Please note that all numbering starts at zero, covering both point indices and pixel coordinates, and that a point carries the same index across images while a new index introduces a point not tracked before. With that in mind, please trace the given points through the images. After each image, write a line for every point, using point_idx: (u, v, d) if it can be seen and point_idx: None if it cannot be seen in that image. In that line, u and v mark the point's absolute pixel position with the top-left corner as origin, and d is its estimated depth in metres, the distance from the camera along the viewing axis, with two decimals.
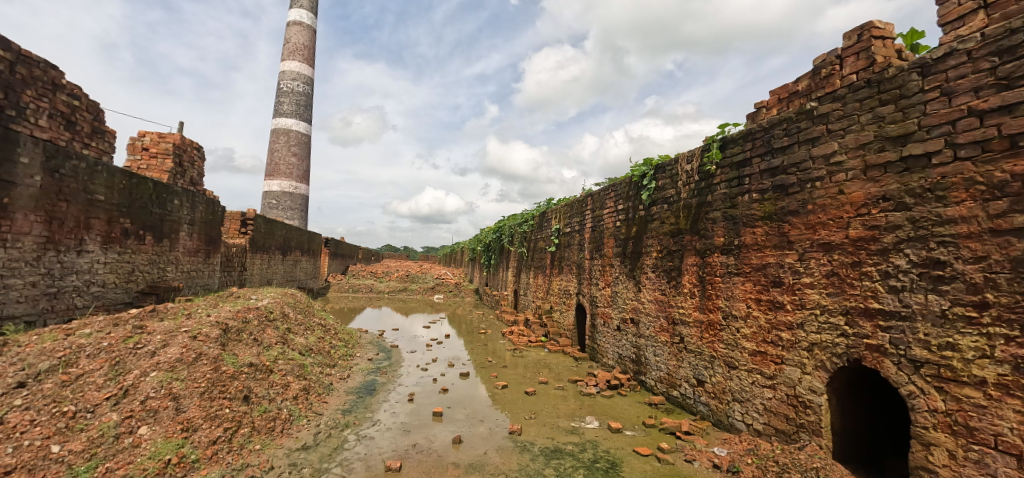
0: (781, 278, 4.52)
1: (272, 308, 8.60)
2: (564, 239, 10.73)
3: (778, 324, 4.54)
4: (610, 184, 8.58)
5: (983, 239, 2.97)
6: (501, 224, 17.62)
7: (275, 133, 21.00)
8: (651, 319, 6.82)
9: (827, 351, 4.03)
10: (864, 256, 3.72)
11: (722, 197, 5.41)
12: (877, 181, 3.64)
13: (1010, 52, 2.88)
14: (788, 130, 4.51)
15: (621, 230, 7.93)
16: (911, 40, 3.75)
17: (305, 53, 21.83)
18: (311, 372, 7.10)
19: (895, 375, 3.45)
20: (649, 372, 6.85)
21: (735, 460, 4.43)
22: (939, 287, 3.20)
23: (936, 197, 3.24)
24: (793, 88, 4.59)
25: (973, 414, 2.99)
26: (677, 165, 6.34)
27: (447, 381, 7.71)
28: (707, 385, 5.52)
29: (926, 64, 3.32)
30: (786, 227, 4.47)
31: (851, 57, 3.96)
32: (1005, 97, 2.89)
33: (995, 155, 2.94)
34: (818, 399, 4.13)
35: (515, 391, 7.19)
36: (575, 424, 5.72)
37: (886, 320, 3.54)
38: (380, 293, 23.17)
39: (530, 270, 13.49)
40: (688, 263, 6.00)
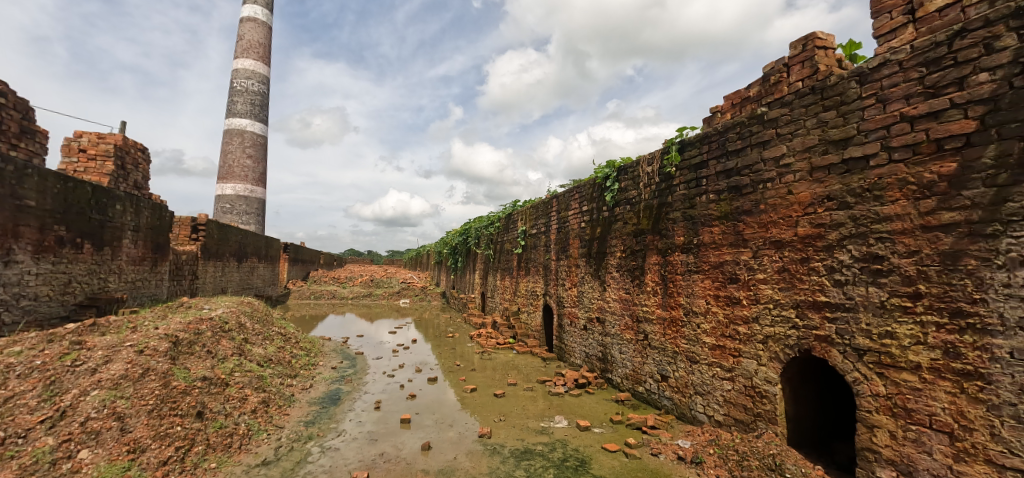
0: (737, 275, 4.71)
1: (227, 318, 8.17)
2: (530, 241, 10.80)
3: (735, 318, 4.74)
4: (574, 186, 8.70)
5: (915, 234, 3.21)
6: (467, 226, 17.52)
7: (229, 133, 20.00)
8: (617, 318, 6.96)
9: (780, 343, 4.24)
10: (812, 252, 3.94)
11: (681, 197, 5.60)
12: (822, 181, 3.86)
13: (935, 63, 3.13)
14: (741, 133, 4.72)
15: (586, 231, 8.06)
16: (850, 50, 4.01)
17: (260, 50, 20.95)
18: (271, 384, 6.79)
19: (841, 363, 3.67)
20: (615, 369, 6.99)
21: (698, 451, 4.58)
22: (878, 280, 3.43)
23: (874, 196, 3.47)
24: (745, 93, 4.81)
25: (910, 397, 3.22)
26: (639, 167, 6.51)
27: (414, 387, 7.57)
28: (671, 379, 5.68)
29: (864, 73, 3.55)
30: (740, 226, 4.67)
31: (797, 66, 4.19)
32: (931, 105, 3.14)
33: (924, 158, 3.17)
34: (773, 389, 4.32)
35: (484, 394, 7.15)
36: (544, 424, 5.74)
37: (832, 312, 3.75)
38: (344, 299, 22.49)
39: (497, 273, 13.47)
40: (651, 262, 6.16)
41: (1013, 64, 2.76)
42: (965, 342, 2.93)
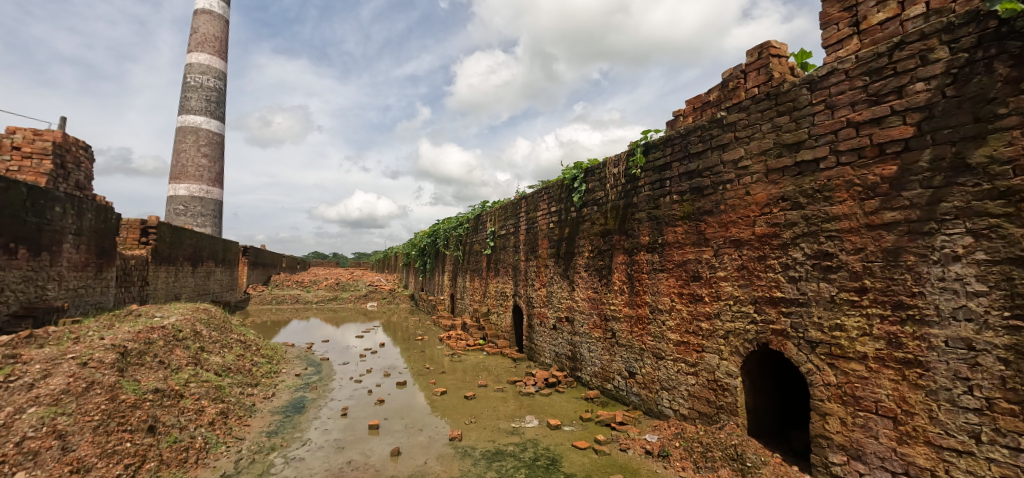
0: (699, 273, 4.87)
1: (181, 326, 7.74)
2: (499, 241, 10.80)
3: (697, 315, 4.90)
4: (543, 187, 8.76)
5: (861, 233, 3.41)
6: (435, 227, 17.33)
7: (182, 131, 18.98)
8: (585, 317, 7.05)
9: (740, 338, 4.41)
10: (768, 250, 4.12)
11: (646, 198, 5.74)
12: (777, 183, 4.04)
13: (877, 72, 3.33)
14: (702, 137, 4.88)
15: (554, 231, 8.13)
16: (801, 59, 4.22)
17: (216, 44, 19.99)
18: (230, 394, 6.48)
19: (796, 355, 3.86)
20: (584, 367, 7.08)
21: (665, 445, 4.70)
22: (828, 276, 3.62)
23: (824, 197, 3.66)
24: (705, 98, 4.98)
25: (858, 385, 3.41)
26: (605, 169, 6.63)
27: (383, 392, 7.41)
28: (638, 376, 5.81)
29: (814, 81, 3.75)
30: (702, 225, 4.84)
31: (753, 73, 4.38)
32: (874, 112, 3.34)
33: (868, 161, 3.37)
34: (734, 382, 4.49)
35: (455, 396, 7.09)
36: (516, 425, 5.75)
37: (787, 306, 3.94)
38: (308, 303, 21.78)
39: (466, 274, 13.39)
40: (617, 261, 6.28)
41: (945, 75, 2.98)
42: (906, 332, 3.13)
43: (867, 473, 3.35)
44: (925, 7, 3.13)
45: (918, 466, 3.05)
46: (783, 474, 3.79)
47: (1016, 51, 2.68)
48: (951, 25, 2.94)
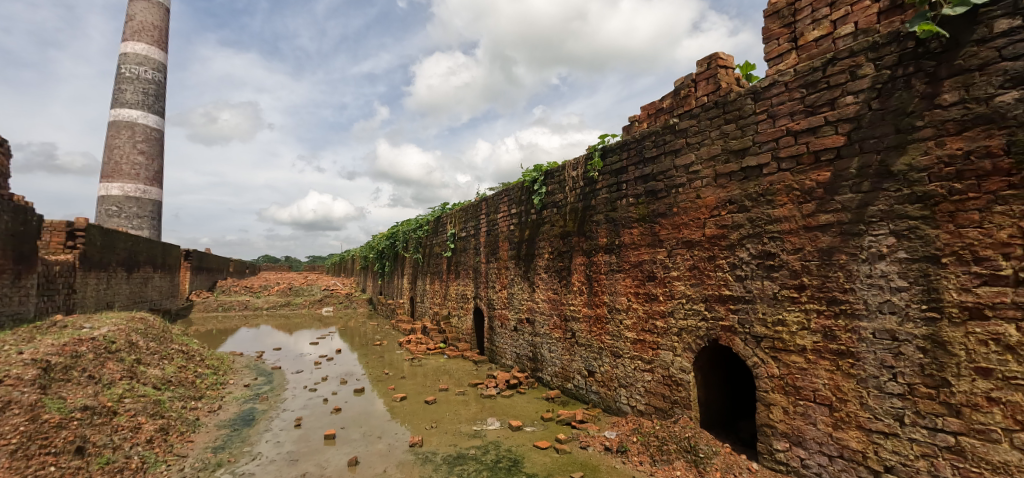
0: (654, 273, 5.04)
1: (114, 337, 7.14)
2: (459, 243, 10.73)
3: (653, 313, 5.06)
4: (504, 189, 8.79)
5: (799, 234, 3.65)
6: (395, 229, 16.97)
7: (115, 126, 17.55)
8: (546, 318, 7.13)
9: (692, 335, 4.60)
10: (717, 250, 4.33)
11: (603, 201, 5.88)
12: (724, 187, 4.26)
13: (813, 85, 3.58)
14: (656, 142, 5.06)
15: (515, 233, 8.17)
16: (746, 71, 4.47)
17: (155, 34, 18.65)
18: (171, 409, 6.04)
19: (743, 350, 4.08)
20: (545, 367, 7.15)
21: (623, 441, 4.82)
22: (771, 274, 3.85)
23: (767, 201, 3.90)
24: (659, 105, 5.18)
25: (799, 376, 3.64)
26: (565, 172, 6.74)
27: (339, 400, 7.15)
28: (597, 374, 5.93)
29: (757, 91, 3.99)
30: (657, 227, 5.01)
31: (703, 82, 4.60)
32: (810, 121, 3.59)
33: (805, 167, 3.62)
34: (687, 377, 4.68)
35: (415, 401, 6.96)
36: (477, 428, 5.72)
37: (735, 304, 4.15)
38: (258, 310, 20.71)
39: (426, 277, 13.20)
40: (577, 263, 6.39)
41: (870, 89, 3.24)
42: (839, 325, 3.38)
43: (807, 458, 3.57)
44: (854, 27, 3.41)
45: (851, 449, 3.30)
46: (732, 462, 3.99)
47: (929, 69, 2.95)
48: (875, 44, 3.21)
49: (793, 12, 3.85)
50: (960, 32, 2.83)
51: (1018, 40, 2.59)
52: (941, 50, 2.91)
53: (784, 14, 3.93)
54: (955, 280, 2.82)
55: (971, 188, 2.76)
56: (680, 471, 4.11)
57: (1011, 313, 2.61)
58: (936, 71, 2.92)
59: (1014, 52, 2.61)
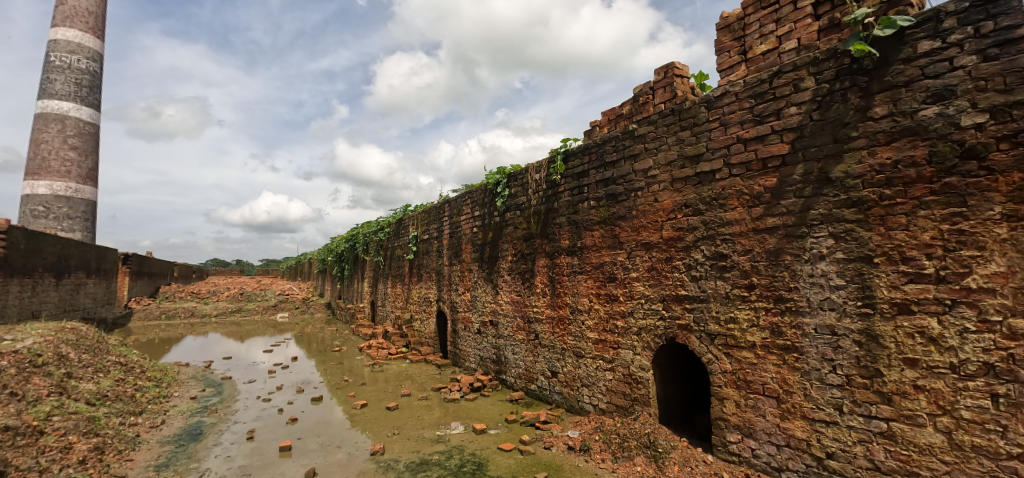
0: (615, 274, 5.16)
1: (40, 349, 6.53)
2: (422, 246, 10.58)
3: (613, 313, 5.18)
4: (467, 191, 8.75)
5: (749, 236, 3.84)
6: (354, 232, 16.50)
7: (41, 119, 16.09)
8: (509, 320, 7.14)
9: (651, 334, 4.74)
10: (674, 252, 4.49)
11: (565, 204, 5.97)
12: (680, 191, 4.42)
13: (761, 96, 3.79)
14: (616, 147, 5.19)
15: (478, 236, 8.14)
16: (700, 80, 4.67)
17: (90, 20, 17.27)
18: (107, 426, 5.58)
19: (698, 347, 4.25)
20: (509, 369, 7.16)
21: (586, 439, 4.90)
22: (723, 275, 4.04)
23: (719, 205, 4.08)
24: (619, 111, 5.32)
25: (749, 371, 3.84)
26: (528, 174, 6.79)
27: (296, 409, 6.86)
28: (560, 375, 6.01)
29: (710, 100, 4.17)
30: (617, 230, 5.14)
31: (660, 90, 4.76)
32: (758, 130, 3.80)
33: (755, 173, 3.82)
34: (646, 374, 4.81)
35: (377, 408, 6.78)
36: (441, 433, 5.64)
37: (690, 303, 4.32)
38: (206, 317, 19.56)
39: (387, 280, 12.92)
40: (539, 265, 6.45)
41: (812, 101, 3.46)
42: (785, 322, 3.59)
43: (758, 448, 3.76)
44: (797, 43, 3.63)
45: (797, 438, 3.50)
46: (689, 456, 4.14)
47: (863, 84, 3.18)
48: (816, 59, 3.43)
49: (743, 26, 4.06)
50: (889, 51, 3.07)
51: (939, 60, 2.84)
52: (873, 67, 3.14)
53: (735, 28, 4.14)
54: (886, 278, 3.05)
55: (899, 194, 3.00)
56: (640, 466, 4.22)
57: (933, 308, 2.86)
58: (868, 86, 3.15)
59: (934, 71, 2.86)
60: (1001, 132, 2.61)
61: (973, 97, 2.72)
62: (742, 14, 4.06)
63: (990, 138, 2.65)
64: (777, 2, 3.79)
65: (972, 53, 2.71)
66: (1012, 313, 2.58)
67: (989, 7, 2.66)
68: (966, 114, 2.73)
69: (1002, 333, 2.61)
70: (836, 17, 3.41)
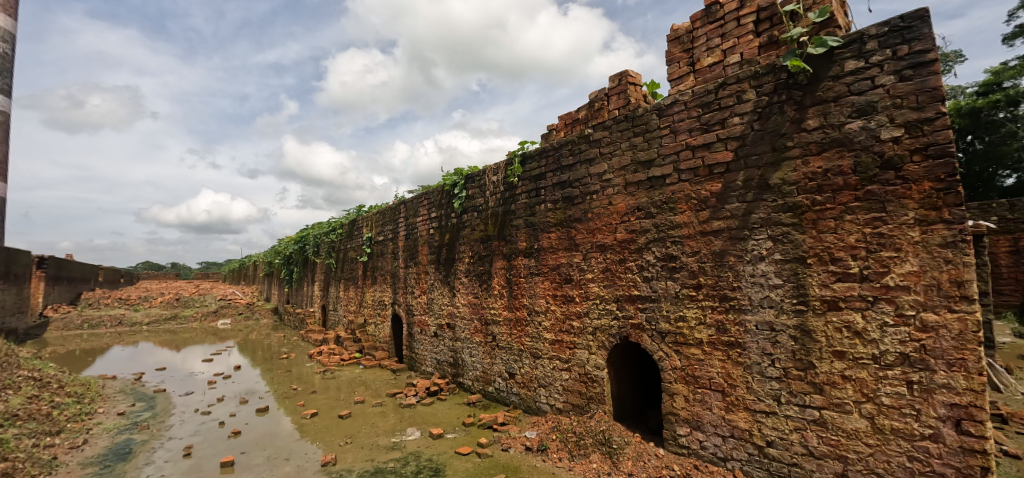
0: (571, 275, 5.25)
1: None
2: (376, 248, 10.31)
3: (570, 314, 5.26)
4: (423, 192, 8.62)
5: (697, 238, 4.02)
6: (304, 233, 15.80)
7: None
8: (466, 322, 7.09)
9: (606, 334, 4.85)
10: (627, 253, 4.62)
11: (523, 206, 6.01)
12: (633, 195, 4.57)
13: (707, 106, 3.98)
14: (572, 150, 5.29)
15: (435, 237, 8.03)
16: (651, 89, 4.85)
17: None
18: (17, 449, 4.99)
19: (650, 345, 4.39)
20: (466, 372, 7.11)
21: (543, 439, 4.94)
22: (673, 275, 4.20)
23: (669, 208, 4.25)
24: (575, 115, 5.43)
25: (697, 366, 4.01)
26: (485, 176, 6.79)
27: (239, 422, 6.45)
28: (517, 376, 6.03)
29: (661, 108, 4.34)
30: (573, 232, 5.23)
31: (614, 96, 4.90)
32: (705, 138, 3.99)
33: (702, 179, 4.01)
34: (601, 373, 4.92)
35: (328, 417, 6.51)
36: (396, 440, 5.50)
37: (643, 302, 4.47)
38: (137, 325, 18.02)
39: (339, 283, 12.46)
40: (497, 266, 6.45)
41: (753, 112, 3.67)
42: (729, 319, 3.78)
43: (705, 440, 3.94)
44: (740, 57, 3.85)
45: (740, 428, 3.70)
46: (642, 450, 4.28)
47: (798, 98, 3.42)
48: (757, 73, 3.65)
49: (691, 39, 4.25)
50: (820, 68, 3.31)
51: (862, 79, 3.10)
52: (806, 83, 3.38)
53: (684, 40, 4.33)
54: (818, 278, 3.29)
55: (829, 200, 3.24)
56: (595, 463, 4.30)
57: (857, 304, 3.11)
58: (802, 100, 3.39)
59: (859, 88, 3.11)
60: (914, 145, 2.88)
61: (891, 113, 2.98)
62: (690, 27, 4.25)
63: (905, 151, 2.91)
64: (722, 18, 4.00)
65: (890, 73, 2.98)
66: (923, 308, 2.85)
67: (904, 33, 2.92)
68: (886, 128, 3.00)
69: (915, 326, 2.88)
70: (775, 35, 3.65)
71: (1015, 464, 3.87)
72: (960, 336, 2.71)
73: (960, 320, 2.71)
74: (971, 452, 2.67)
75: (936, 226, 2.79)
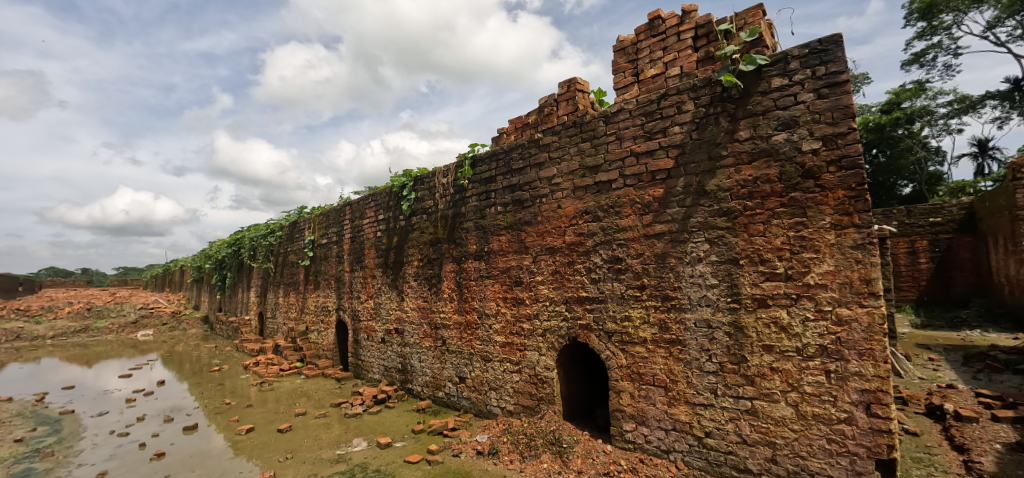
0: (521, 278, 5.30)
1: None
2: (319, 251, 9.86)
3: (520, 316, 5.30)
4: (370, 194, 8.37)
5: (641, 240, 4.20)
6: (239, 235, 14.80)
7: None
8: (415, 327, 6.94)
9: (555, 335, 4.93)
10: (575, 256, 4.73)
11: (473, 209, 5.99)
12: (581, 199, 4.69)
13: (650, 115, 4.17)
14: (522, 154, 5.35)
15: (382, 241, 7.80)
16: (598, 97, 5.01)
17: None
18: None
19: (597, 345, 4.52)
20: (415, 378, 6.95)
21: (494, 443, 4.92)
22: (619, 276, 4.36)
23: (615, 212, 4.41)
24: (525, 120, 5.51)
25: (641, 364, 4.18)
26: (435, 178, 6.71)
27: (162, 442, 5.89)
28: (468, 380, 5.99)
29: (607, 116, 4.51)
30: (523, 235, 5.28)
31: (563, 102, 5.02)
32: (648, 145, 4.18)
33: (645, 184, 4.19)
34: (551, 374, 4.99)
35: (266, 432, 6.12)
36: (341, 452, 5.27)
37: (591, 304, 4.59)
38: (38, 340, 16.02)
39: (278, 289, 11.78)
40: (447, 270, 6.37)
41: (692, 122, 3.89)
42: (670, 317, 3.98)
43: (649, 434, 4.11)
44: (680, 70, 4.08)
45: (681, 421, 3.89)
46: (591, 448, 4.38)
47: (731, 111, 3.66)
48: (695, 86, 3.87)
49: (636, 50, 4.45)
50: (750, 84, 3.57)
51: (786, 95, 3.37)
52: (738, 97, 3.63)
53: (629, 51, 4.51)
54: (749, 277, 3.55)
55: (758, 205, 3.50)
56: (546, 463, 4.34)
57: (783, 302, 3.38)
58: (735, 112, 3.64)
59: (784, 103, 3.39)
60: (830, 157, 3.17)
61: (811, 128, 3.27)
62: (635, 39, 4.45)
63: (822, 162, 3.20)
64: (663, 32, 4.21)
65: (810, 91, 3.26)
66: (838, 303, 3.15)
67: (822, 55, 3.22)
68: (806, 141, 3.28)
69: (832, 320, 3.17)
70: (711, 51, 3.90)
71: (913, 440, 4.36)
72: (869, 328, 3.02)
73: (868, 313, 3.02)
74: (879, 432, 2.98)
75: (848, 230, 3.10)
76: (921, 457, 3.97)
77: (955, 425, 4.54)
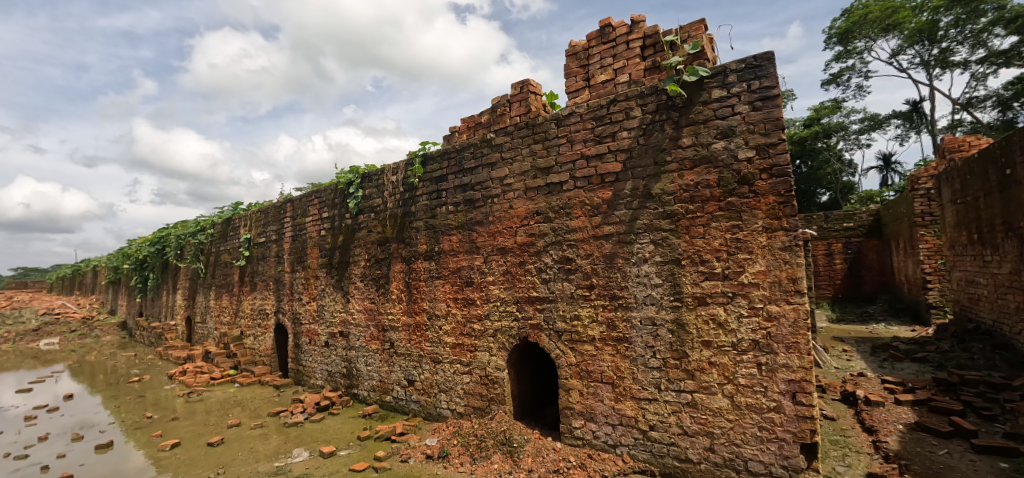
0: (472, 278, 5.25)
1: None
2: (256, 251, 9.26)
3: (471, 317, 5.25)
4: (314, 190, 7.98)
5: (590, 241, 4.29)
6: (164, 232, 13.60)
7: None
8: (361, 330, 6.69)
9: (506, 335, 4.93)
10: (527, 256, 4.76)
11: (423, 207, 5.87)
12: (533, 200, 4.73)
13: (600, 119, 4.29)
14: (474, 154, 5.32)
15: (326, 240, 7.46)
16: (550, 99, 5.07)
17: None
18: None
19: (548, 344, 4.57)
20: (361, 383, 6.70)
21: (444, 446, 4.83)
22: (569, 277, 4.43)
23: (566, 213, 4.48)
24: (478, 119, 5.48)
25: (590, 361, 4.27)
26: (384, 176, 6.51)
27: (69, 464, 5.25)
28: (417, 383, 5.86)
29: (559, 119, 4.58)
30: (474, 235, 5.24)
31: (516, 103, 5.05)
32: (598, 149, 4.29)
33: (594, 187, 4.30)
34: (501, 374, 4.98)
35: (195, 446, 5.66)
36: (280, 464, 4.96)
37: (541, 303, 4.63)
38: None
39: (209, 291, 10.93)
40: (395, 270, 6.20)
41: (639, 128, 4.04)
42: (617, 315, 4.10)
43: (597, 430, 4.21)
44: (629, 77, 4.22)
45: (627, 416, 4.01)
46: (541, 446, 4.41)
47: (675, 118, 3.84)
48: (642, 93, 4.02)
49: (587, 56, 4.56)
50: (692, 94, 3.76)
51: (725, 106, 3.58)
52: (682, 105, 3.81)
53: (580, 57, 4.62)
54: (689, 277, 3.73)
55: (699, 209, 3.69)
56: (497, 464, 4.31)
57: (720, 299, 3.59)
58: (679, 120, 3.82)
59: (722, 113, 3.59)
60: (762, 165, 3.39)
61: (746, 137, 3.48)
62: (586, 45, 4.56)
63: (756, 170, 3.42)
64: (613, 40, 4.34)
65: (746, 103, 3.48)
66: (768, 301, 3.38)
67: (756, 70, 3.44)
68: (742, 149, 3.49)
69: (763, 316, 3.40)
70: (657, 61, 4.06)
71: (831, 424, 4.78)
72: (795, 323, 3.26)
73: (795, 309, 3.26)
74: (804, 418, 3.21)
75: (778, 232, 3.32)
76: (838, 440, 4.36)
77: (865, 409, 5.04)
